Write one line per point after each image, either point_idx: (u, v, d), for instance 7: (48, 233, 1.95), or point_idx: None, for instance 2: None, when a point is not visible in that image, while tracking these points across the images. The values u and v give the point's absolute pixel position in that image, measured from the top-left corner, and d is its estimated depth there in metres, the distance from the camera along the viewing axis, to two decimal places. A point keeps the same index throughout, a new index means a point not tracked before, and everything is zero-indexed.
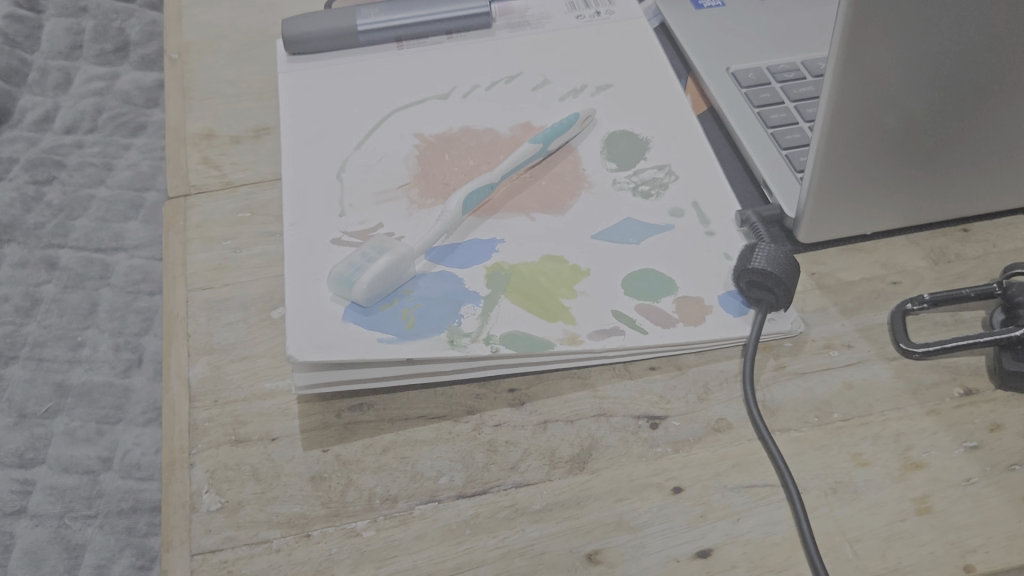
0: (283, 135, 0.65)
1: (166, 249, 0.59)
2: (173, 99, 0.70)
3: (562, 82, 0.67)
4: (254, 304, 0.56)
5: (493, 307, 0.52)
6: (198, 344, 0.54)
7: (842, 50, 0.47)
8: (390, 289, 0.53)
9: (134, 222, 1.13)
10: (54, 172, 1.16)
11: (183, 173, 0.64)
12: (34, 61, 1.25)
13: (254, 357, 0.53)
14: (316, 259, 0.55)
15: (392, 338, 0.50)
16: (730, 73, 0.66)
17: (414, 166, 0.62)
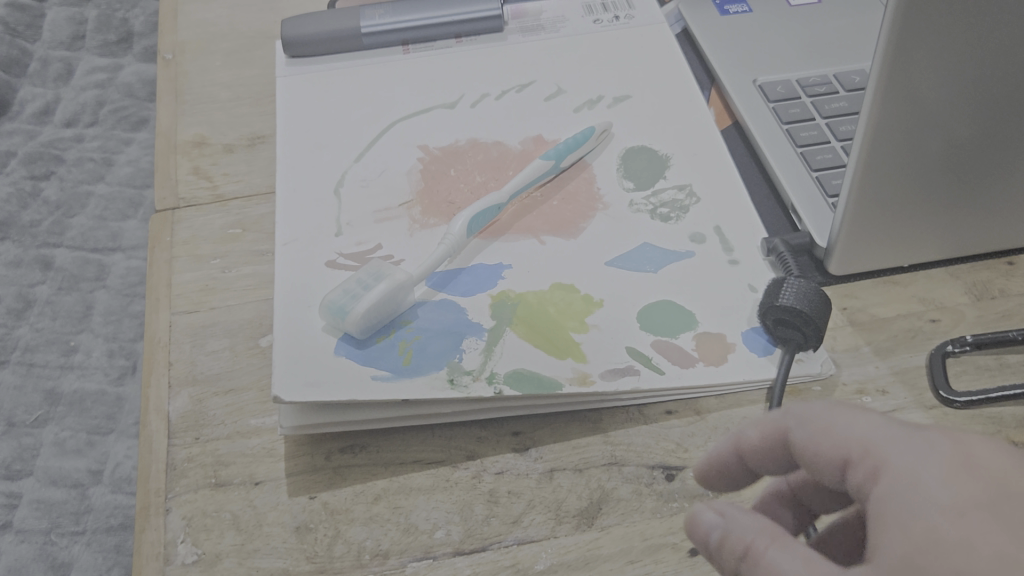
0: (278, 144, 0.61)
1: (151, 268, 0.56)
2: (164, 102, 0.66)
3: (577, 92, 0.63)
4: (241, 330, 0.52)
5: (498, 341, 0.48)
6: (181, 374, 0.50)
7: (885, 65, 0.43)
8: (386, 319, 0.49)
9: (132, 221, 1.09)
10: (51, 168, 1.13)
11: (172, 184, 0.60)
12: (35, 51, 1.20)
13: (239, 391, 0.49)
14: (309, 283, 0.51)
15: (387, 375, 0.46)
16: (757, 86, 0.62)
17: (416, 181, 0.58)
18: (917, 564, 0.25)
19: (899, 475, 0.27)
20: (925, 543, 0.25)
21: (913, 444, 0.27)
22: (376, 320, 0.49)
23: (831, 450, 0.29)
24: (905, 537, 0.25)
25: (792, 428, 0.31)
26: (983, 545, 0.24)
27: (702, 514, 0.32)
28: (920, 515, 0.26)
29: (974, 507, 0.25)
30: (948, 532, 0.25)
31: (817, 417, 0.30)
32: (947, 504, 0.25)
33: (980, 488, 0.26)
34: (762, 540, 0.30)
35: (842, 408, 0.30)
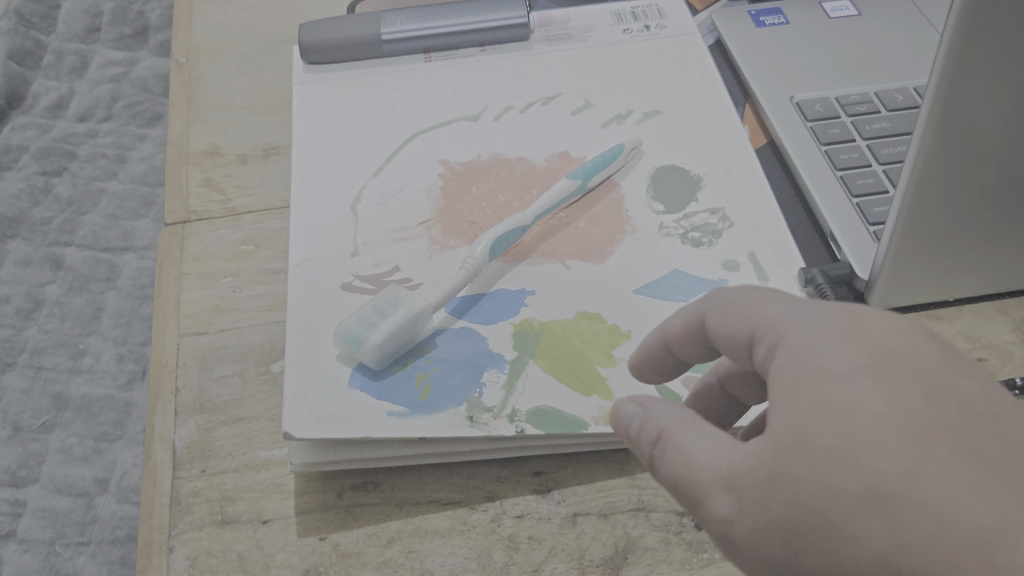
0: (294, 156, 0.58)
1: (159, 285, 0.53)
2: (177, 108, 0.63)
3: (606, 105, 0.61)
4: (252, 355, 0.49)
5: (521, 374, 0.46)
6: (187, 401, 0.48)
7: (941, 88, 0.40)
8: (403, 349, 0.47)
9: (145, 220, 1.08)
10: (63, 164, 1.10)
11: (183, 196, 0.58)
12: (50, 43, 1.18)
13: (248, 420, 0.47)
14: (323, 307, 0.49)
15: (404, 411, 0.44)
16: (794, 104, 0.59)
17: (437, 199, 0.55)
18: (807, 435, 0.28)
19: (793, 344, 0.30)
20: (812, 412, 0.28)
21: (809, 319, 0.30)
22: (393, 351, 0.46)
23: (735, 325, 0.33)
24: (799, 408, 0.28)
25: (707, 311, 0.34)
26: (864, 408, 0.27)
27: (623, 407, 0.34)
28: (809, 381, 0.29)
29: (857, 372, 0.28)
30: (834, 400, 0.28)
31: (727, 297, 0.33)
32: (834, 371, 0.28)
33: (865, 353, 0.29)
34: (677, 422, 0.33)
35: (750, 290, 0.33)
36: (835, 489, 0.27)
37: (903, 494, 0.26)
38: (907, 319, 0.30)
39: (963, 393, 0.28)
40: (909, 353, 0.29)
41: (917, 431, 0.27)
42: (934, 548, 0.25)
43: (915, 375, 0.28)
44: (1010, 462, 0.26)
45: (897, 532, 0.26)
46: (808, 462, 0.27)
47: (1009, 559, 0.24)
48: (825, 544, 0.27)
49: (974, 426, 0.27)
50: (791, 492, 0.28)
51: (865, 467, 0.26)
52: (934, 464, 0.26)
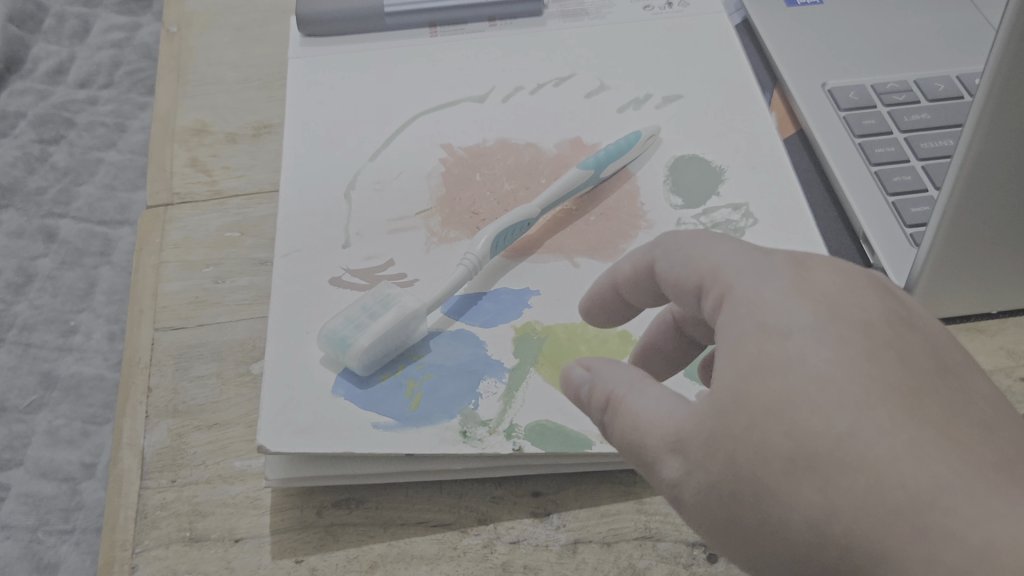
0: (286, 137, 0.54)
1: (136, 274, 0.50)
2: (164, 81, 0.59)
3: (622, 87, 0.56)
4: (232, 353, 0.46)
5: (521, 385, 0.42)
6: (160, 403, 0.44)
7: (998, 75, 0.35)
8: (393, 353, 0.43)
9: (142, 192, 1.05)
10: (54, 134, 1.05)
11: (166, 176, 0.54)
12: (51, 6, 1.14)
13: (225, 426, 0.43)
14: (309, 304, 0.45)
15: (391, 423, 0.40)
16: (826, 91, 0.55)
17: (437, 187, 0.51)
18: (744, 393, 0.26)
19: (741, 298, 0.28)
20: (751, 371, 0.27)
21: (757, 272, 0.29)
22: (381, 355, 0.42)
23: (685, 275, 0.31)
24: (738, 365, 0.27)
25: (657, 258, 0.33)
26: (804, 367, 0.26)
27: (572, 370, 0.32)
28: (752, 339, 0.27)
29: (800, 331, 0.27)
30: (773, 359, 0.27)
31: (676, 246, 0.32)
32: (775, 328, 0.27)
33: (810, 310, 0.27)
34: (629, 381, 0.30)
35: (702, 237, 0.31)
36: (770, 449, 0.26)
37: (840, 455, 0.25)
38: (857, 272, 0.29)
39: (910, 353, 0.27)
40: (855, 310, 0.27)
41: (858, 390, 0.25)
42: (867, 509, 0.24)
43: (859, 331, 0.27)
44: (952, 422, 0.25)
45: (831, 495, 0.24)
46: (746, 422, 0.26)
47: (942, 522, 0.23)
48: (761, 506, 0.26)
49: (919, 386, 0.26)
50: (727, 452, 0.26)
51: (801, 428, 0.25)
52: (872, 424, 0.25)
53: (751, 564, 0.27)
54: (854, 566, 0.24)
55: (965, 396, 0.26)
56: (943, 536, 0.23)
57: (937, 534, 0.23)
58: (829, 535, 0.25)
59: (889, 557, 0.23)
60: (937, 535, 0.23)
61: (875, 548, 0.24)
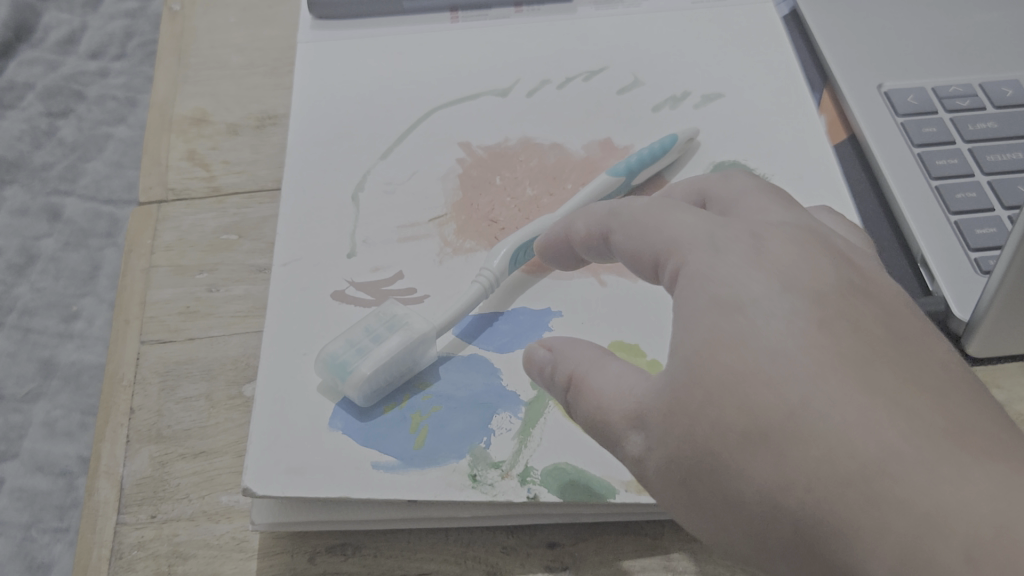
0: (292, 130, 0.50)
1: (124, 279, 0.46)
2: (164, 64, 0.55)
3: (658, 83, 0.52)
4: (223, 372, 0.42)
5: (537, 421, 0.38)
6: (142, 426, 0.40)
7: None
8: (397, 382, 0.39)
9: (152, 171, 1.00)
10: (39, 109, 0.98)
11: (160, 170, 0.50)
12: None
13: (212, 455, 0.39)
14: (308, 322, 0.41)
15: (393, 463, 0.36)
16: (882, 93, 0.50)
17: (453, 190, 0.47)
18: (698, 369, 0.27)
19: (694, 268, 0.29)
20: (705, 345, 0.27)
21: (712, 244, 0.29)
22: (383, 384, 0.38)
23: (642, 248, 0.31)
24: (693, 340, 0.27)
25: (609, 223, 0.33)
26: (756, 340, 0.26)
27: (532, 351, 0.32)
28: (705, 310, 0.28)
29: (753, 302, 0.27)
30: (727, 331, 0.27)
31: (631, 216, 0.32)
32: (730, 300, 0.27)
33: (763, 279, 0.28)
34: (591, 356, 0.31)
35: (657, 207, 0.32)
36: (724, 425, 0.26)
37: (791, 427, 0.25)
38: (808, 239, 0.29)
39: (862, 319, 0.27)
40: (808, 279, 0.28)
41: (810, 362, 0.26)
42: (819, 480, 0.24)
43: (811, 301, 0.27)
44: (906, 389, 0.25)
45: (784, 468, 0.25)
46: (700, 398, 0.27)
47: (893, 491, 0.23)
48: (718, 481, 0.26)
49: (870, 353, 0.26)
50: (685, 428, 0.27)
51: (753, 402, 0.26)
52: (822, 395, 0.25)
53: (713, 539, 0.28)
54: (808, 537, 0.25)
55: (920, 360, 0.26)
56: (894, 504, 0.23)
57: (887, 503, 0.23)
58: (784, 508, 0.25)
59: (841, 528, 0.24)
60: (888, 503, 0.23)
61: (828, 518, 0.24)
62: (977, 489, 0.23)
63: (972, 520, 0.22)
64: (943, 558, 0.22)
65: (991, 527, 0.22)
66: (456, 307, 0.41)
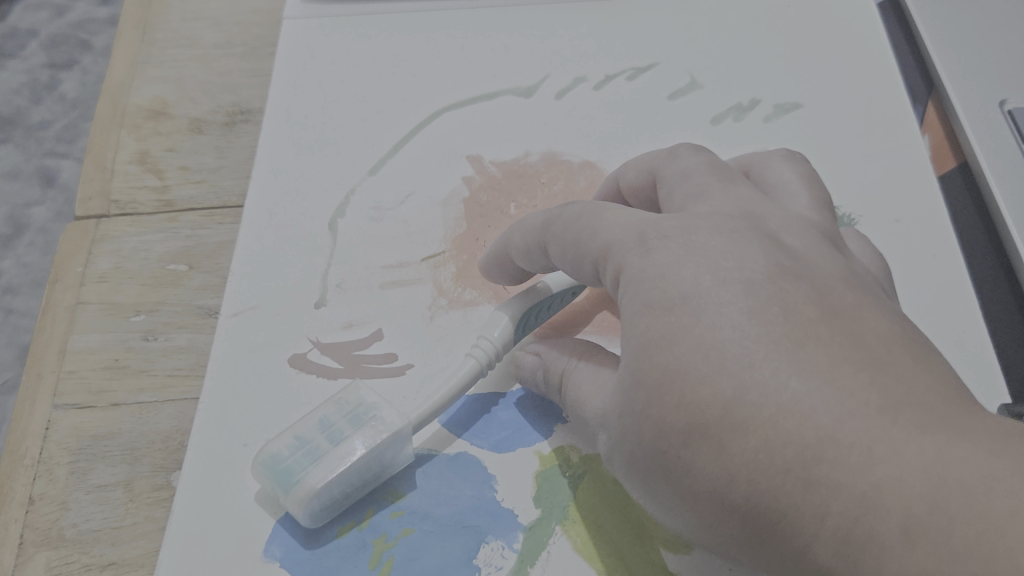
0: (263, 132, 0.41)
1: (44, 318, 0.37)
2: (123, 38, 0.45)
3: (719, 86, 0.42)
4: (149, 451, 0.33)
5: (539, 555, 0.29)
6: (40, 524, 0.32)
7: None
8: (357, 493, 0.30)
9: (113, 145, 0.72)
10: (74, 56, 0.72)
11: (104, 176, 0.41)
12: None
13: (124, 568, 0.31)
14: (255, 400, 0.32)
15: None
16: (1005, 113, 0.39)
17: (456, 221, 0.38)
18: (641, 373, 0.25)
19: (628, 273, 0.26)
20: (644, 345, 0.25)
21: (644, 243, 0.26)
22: (337, 497, 0.29)
23: (580, 259, 0.29)
24: (633, 345, 0.25)
25: (548, 240, 0.31)
26: (691, 336, 0.24)
27: (522, 359, 0.32)
28: (639, 315, 0.25)
29: (685, 294, 0.25)
30: (662, 331, 0.24)
31: (568, 223, 0.30)
32: (662, 299, 0.25)
33: (695, 275, 0.25)
34: (565, 361, 0.30)
35: (587, 212, 0.29)
36: (667, 424, 0.24)
37: (729, 420, 0.23)
38: (738, 224, 0.26)
39: (796, 300, 0.24)
40: (735, 260, 0.25)
41: (741, 350, 0.23)
42: (760, 471, 0.22)
43: (743, 286, 0.24)
44: (839, 367, 0.22)
45: (725, 462, 0.23)
46: (644, 400, 0.25)
47: (831, 475, 0.21)
48: (672, 476, 0.24)
49: (805, 335, 0.23)
50: (634, 425, 0.25)
51: (690, 400, 0.23)
52: (755, 382, 0.23)
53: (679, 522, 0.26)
54: (757, 526, 0.23)
55: (855, 336, 0.23)
56: (831, 489, 0.21)
57: (825, 487, 0.21)
58: (731, 499, 0.23)
59: (784, 514, 0.22)
60: (827, 487, 0.21)
61: (772, 505, 0.22)
62: (910, 463, 0.21)
63: (908, 496, 0.20)
64: (881, 535, 0.20)
65: (925, 502, 0.20)
66: (438, 396, 0.31)
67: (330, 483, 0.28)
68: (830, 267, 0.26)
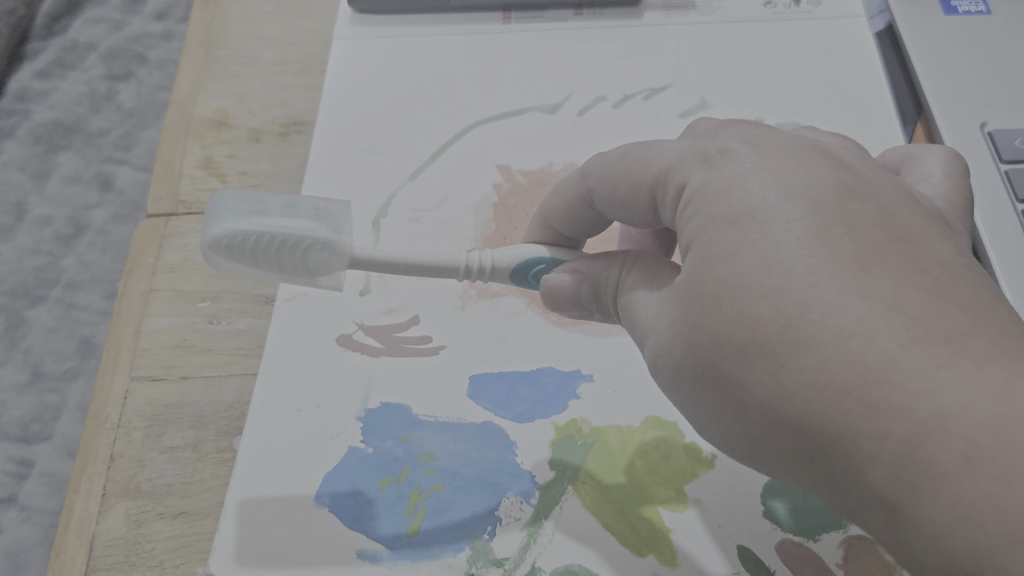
0: (313, 143, 0.46)
1: (121, 302, 0.42)
2: (189, 55, 0.51)
3: (725, 105, 0.46)
4: (215, 418, 0.38)
5: (552, 509, 0.33)
6: (120, 478, 0.37)
7: None
8: (276, 268, 0.30)
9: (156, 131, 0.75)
10: (131, 68, 0.77)
11: (173, 178, 0.46)
12: None
13: (192, 517, 0.36)
14: (308, 373, 0.37)
15: (382, 553, 0.32)
16: (986, 134, 0.43)
17: (487, 222, 0.43)
18: (700, 284, 0.25)
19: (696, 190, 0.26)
20: (706, 260, 0.25)
21: (710, 162, 0.27)
22: (254, 257, 0.29)
23: (631, 189, 0.29)
24: (695, 258, 0.26)
25: (589, 185, 0.31)
26: (752, 252, 0.24)
27: (554, 278, 0.32)
28: (702, 229, 0.26)
29: (753, 207, 0.25)
30: (723, 243, 0.25)
31: (612, 159, 0.30)
32: (730, 215, 0.25)
33: (760, 190, 0.25)
34: (620, 267, 0.30)
35: (634, 150, 0.30)
36: (723, 334, 0.24)
37: (789, 337, 0.23)
38: (809, 149, 0.26)
39: (861, 220, 0.24)
40: (803, 181, 0.25)
41: (807, 267, 0.23)
42: (817, 390, 0.22)
43: (805, 206, 0.24)
44: (906, 293, 0.22)
45: (785, 378, 0.23)
46: (701, 309, 0.25)
47: (892, 399, 0.21)
48: (723, 388, 0.25)
49: (871, 260, 0.23)
50: (691, 340, 0.25)
51: (747, 313, 0.24)
52: (817, 301, 0.22)
53: (728, 441, 0.26)
54: (814, 444, 0.23)
55: (921, 263, 0.23)
56: (892, 412, 0.21)
57: (886, 409, 0.21)
58: (788, 417, 0.23)
59: (841, 434, 0.22)
60: (888, 410, 0.21)
61: (828, 426, 0.22)
62: (976, 391, 0.20)
63: (971, 422, 0.20)
64: (943, 463, 0.20)
65: (990, 430, 0.20)
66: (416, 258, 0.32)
67: (250, 238, 0.29)
68: (895, 192, 0.25)
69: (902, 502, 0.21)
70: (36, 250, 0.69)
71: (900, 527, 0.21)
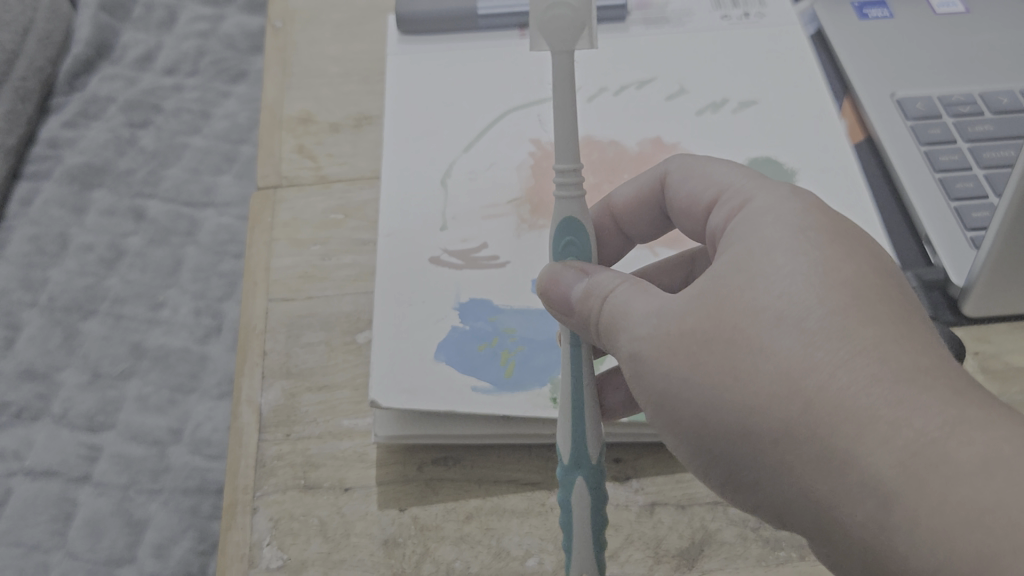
0: (386, 126, 0.59)
1: (249, 249, 0.54)
2: (270, 73, 0.64)
3: (701, 91, 0.60)
4: (338, 324, 0.50)
5: None
6: (275, 366, 0.49)
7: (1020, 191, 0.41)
8: None
9: (174, 168, 1.03)
10: (149, 116, 1.05)
11: (274, 161, 0.59)
12: (125, 31, 1.12)
13: (333, 388, 0.48)
14: (414, 279, 0.50)
15: (488, 387, 0.44)
16: (895, 101, 0.58)
17: (527, 178, 0.55)
18: (742, 270, 0.33)
19: (755, 208, 0.36)
20: (756, 259, 0.33)
21: (769, 186, 0.37)
22: None
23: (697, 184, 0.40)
24: (734, 254, 0.34)
25: (671, 170, 0.42)
26: (800, 264, 0.32)
27: (562, 275, 0.37)
28: (758, 228, 0.34)
29: (808, 234, 0.33)
30: (776, 243, 0.33)
31: (690, 164, 0.41)
32: (783, 232, 0.34)
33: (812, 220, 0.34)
34: (619, 279, 0.36)
35: (709, 160, 0.41)
36: (758, 309, 0.31)
37: (830, 327, 0.30)
38: None
39: (905, 294, 0.33)
40: (867, 248, 0.34)
41: (856, 291, 0.31)
42: (847, 368, 0.29)
43: (857, 255, 0.33)
44: (938, 347, 0.30)
45: (813, 351, 0.30)
46: (740, 286, 0.32)
47: (920, 398, 0.28)
48: (737, 355, 0.31)
49: (909, 315, 0.31)
50: (715, 314, 0.32)
51: (793, 299, 0.31)
52: (862, 313, 0.30)
53: (707, 422, 0.33)
54: (819, 416, 0.29)
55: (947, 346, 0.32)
56: (920, 407, 0.28)
57: (912, 405, 0.28)
58: (806, 386, 0.30)
59: (859, 411, 0.28)
60: (913, 404, 0.28)
61: (847, 401, 0.29)
62: (993, 421, 0.28)
63: (987, 437, 0.27)
64: (957, 461, 0.27)
65: (1009, 447, 0.27)
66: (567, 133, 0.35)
67: None
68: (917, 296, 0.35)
69: (898, 490, 0.27)
70: (83, 271, 0.93)
71: (883, 512, 0.28)
